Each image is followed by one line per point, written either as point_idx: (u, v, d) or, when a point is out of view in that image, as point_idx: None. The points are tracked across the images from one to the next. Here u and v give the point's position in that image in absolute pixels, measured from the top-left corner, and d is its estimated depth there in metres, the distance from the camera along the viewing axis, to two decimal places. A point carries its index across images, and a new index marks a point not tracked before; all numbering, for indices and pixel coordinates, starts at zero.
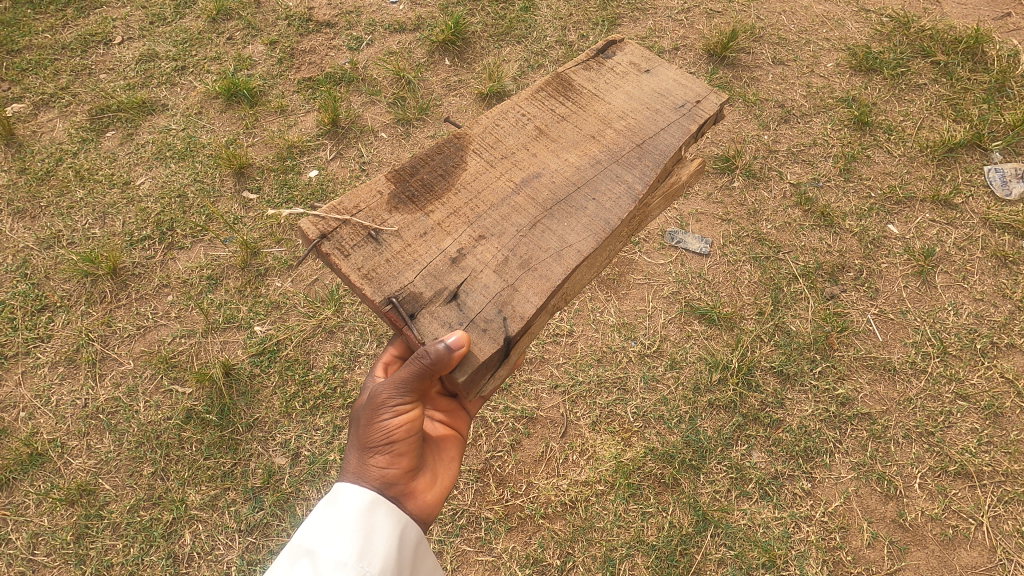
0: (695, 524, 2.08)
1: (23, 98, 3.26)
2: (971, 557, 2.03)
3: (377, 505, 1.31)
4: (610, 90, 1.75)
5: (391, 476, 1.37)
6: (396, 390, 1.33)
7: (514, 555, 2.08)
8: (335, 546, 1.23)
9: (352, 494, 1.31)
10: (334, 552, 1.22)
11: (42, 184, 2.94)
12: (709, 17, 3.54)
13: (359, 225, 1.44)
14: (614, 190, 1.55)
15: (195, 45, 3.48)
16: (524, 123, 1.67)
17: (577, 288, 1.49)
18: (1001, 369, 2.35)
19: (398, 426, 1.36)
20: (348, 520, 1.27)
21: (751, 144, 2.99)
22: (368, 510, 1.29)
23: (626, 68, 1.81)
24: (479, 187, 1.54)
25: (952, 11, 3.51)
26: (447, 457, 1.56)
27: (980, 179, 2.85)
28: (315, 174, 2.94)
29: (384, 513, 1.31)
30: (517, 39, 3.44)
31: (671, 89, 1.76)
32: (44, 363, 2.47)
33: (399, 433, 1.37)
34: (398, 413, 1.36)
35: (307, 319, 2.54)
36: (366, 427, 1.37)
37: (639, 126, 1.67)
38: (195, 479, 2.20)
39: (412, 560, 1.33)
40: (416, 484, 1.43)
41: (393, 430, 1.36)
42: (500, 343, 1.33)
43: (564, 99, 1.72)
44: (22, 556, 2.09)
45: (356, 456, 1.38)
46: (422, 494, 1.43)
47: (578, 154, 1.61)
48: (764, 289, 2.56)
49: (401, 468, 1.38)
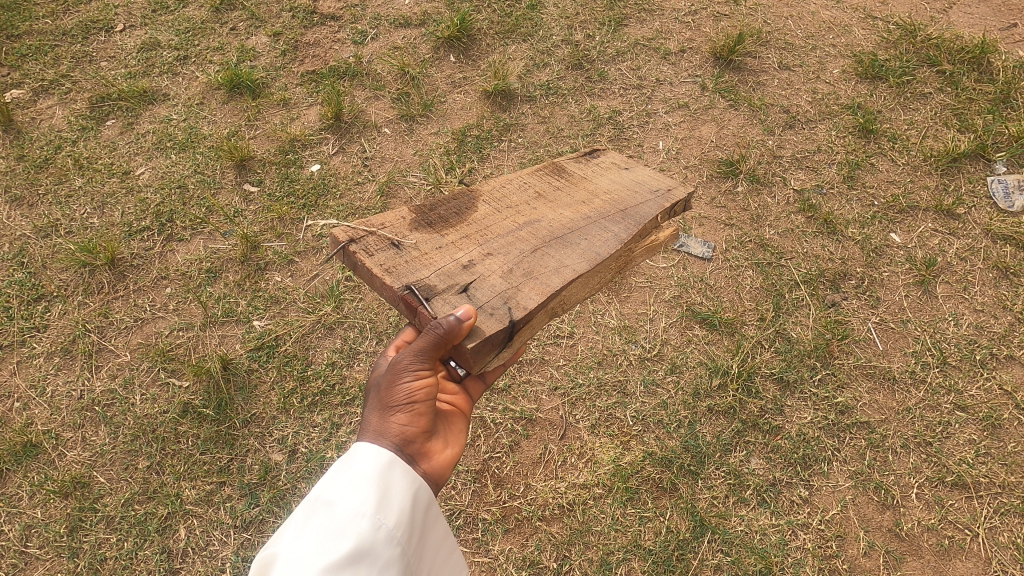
0: (693, 529, 2.08)
1: (22, 84, 3.23)
2: (966, 568, 2.03)
3: (393, 465, 1.27)
4: (597, 176, 1.82)
5: (410, 434, 1.35)
6: (413, 355, 1.34)
7: (511, 557, 2.07)
8: (351, 498, 1.19)
9: (369, 452, 1.27)
10: (352, 504, 1.17)
11: (41, 171, 2.91)
12: (716, 19, 3.52)
13: (384, 236, 1.51)
14: (602, 236, 1.59)
15: (198, 34, 3.44)
16: (525, 188, 1.73)
17: (573, 300, 1.52)
18: (1000, 380, 2.36)
19: (418, 388, 1.38)
20: (364, 475, 1.23)
21: (756, 149, 2.97)
22: (385, 467, 1.26)
23: (609, 164, 1.87)
24: (487, 222, 1.59)
25: (959, 20, 3.51)
26: (455, 428, 1.54)
27: (983, 190, 2.85)
28: (316, 169, 2.92)
29: (401, 473, 1.27)
30: (523, 37, 3.41)
31: (648, 179, 1.81)
32: (40, 353, 2.45)
33: (419, 395, 1.38)
34: (418, 376, 1.37)
35: (307, 314, 2.53)
36: (386, 389, 1.38)
37: (622, 200, 1.72)
38: (191, 474, 2.19)
39: (424, 523, 1.28)
40: (429, 445, 1.41)
41: (412, 393, 1.37)
42: (506, 324, 1.36)
43: (558, 177, 1.79)
44: (14, 548, 2.07)
45: (376, 415, 1.37)
46: (435, 456, 1.41)
47: (571, 211, 1.66)
48: (765, 296, 2.56)
49: (419, 427, 1.37)
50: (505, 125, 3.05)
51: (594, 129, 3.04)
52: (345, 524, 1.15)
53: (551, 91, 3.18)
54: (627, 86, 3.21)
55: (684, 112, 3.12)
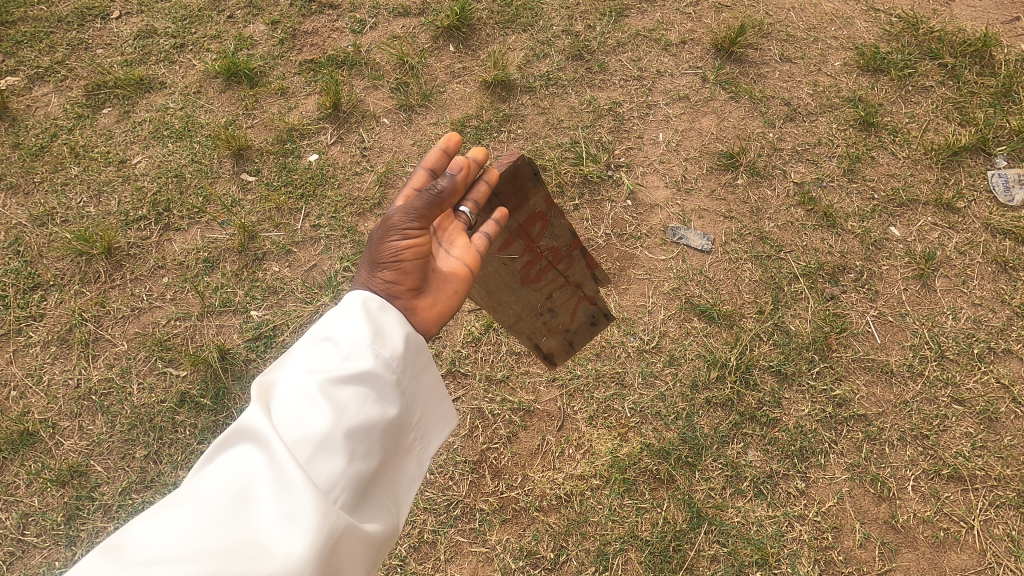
0: (690, 520, 2.10)
1: (18, 72, 3.20)
2: (961, 560, 2.06)
3: (386, 308, 1.30)
4: None
5: (396, 290, 1.40)
6: (402, 215, 1.45)
7: (508, 547, 2.10)
8: (349, 329, 1.22)
9: (363, 296, 1.31)
10: (350, 334, 1.21)
11: (36, 159, 2.89)
12: (717, 11, 3.44)
13: None
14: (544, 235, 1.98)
15: (195, 22, 3.39)
16: None
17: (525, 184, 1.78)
18: (997, 374, 2.36)
19: (406, 248, 1.43)
20: (359, 311, 1.26)
21: (756, 142, 2.96)
22: (378, 308, 1.29)
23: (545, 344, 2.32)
24: None
25: (961, 13, 3.46)
26: (451, 286, 1.52)
27: (983, 183, 2.84)
28: (315, 158, 2.90)
29: (394, 315, 1.30)
30: (523, 26, 3.36)
31: None
32: (36, 342, 2.44)
33: (407, 254, 1.43)
34: (407, 237, 1.45)
35: (304, 305, 2.51)
36: (376, 248, 1.44)
37: None
38: (189, 463, 2.20)
39: (419, 368, 1.30)
40: (418, 302, 1.44)
41: (400, 251, 1.42)
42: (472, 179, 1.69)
43: None
44: (11, 536, 2.10)
45: (366, 273, 1.43)
46: (423, 311, 1.43)
47: None
48: (764, 288, 2.55)
49: (405, 285, 1.41)
50: (504, 116, 3.03)
51: (594, 120, 3.02)
52: (346, 352, 1.19)
53: (551, 81, 3.16)
54: (628, 78, 3.18)
55: (685, 104, 3.10)
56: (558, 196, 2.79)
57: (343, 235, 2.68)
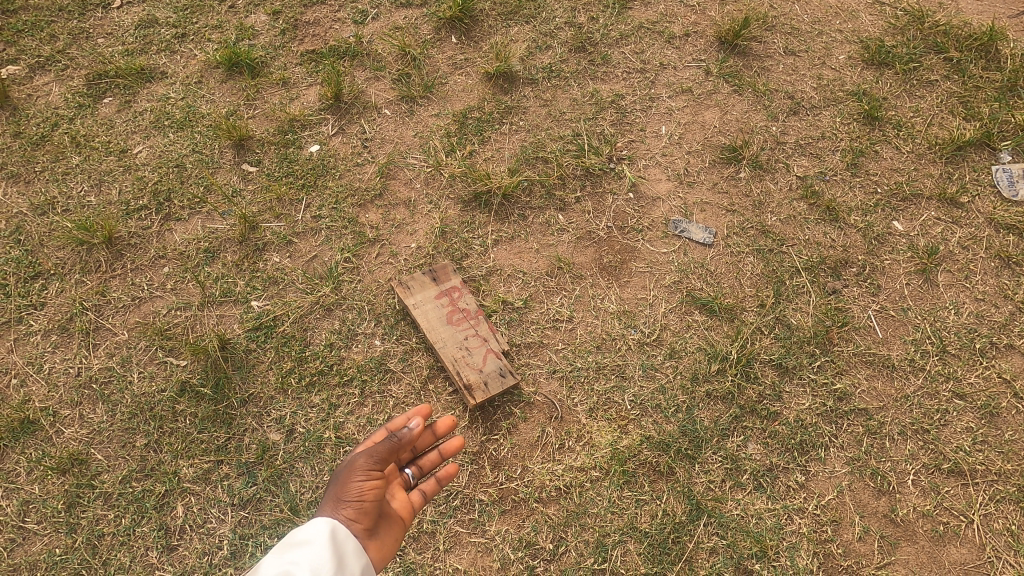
0: (689, 512, 2.11)
1: (18, 60, 3.18)
2: (960, 554, 2.08)
3: (338, 530, 1.64)
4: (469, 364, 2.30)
5: (354, 529, 1.69)
6: (368, 458, 1.77)
7: (507, 538, 2.12)
8: (311, 557, 1.54)
9: (320, 525, 1.64)
10: (311, 563, 1.53)
11: (37, 149, 2.88)
12: (722, 3, 3.39)
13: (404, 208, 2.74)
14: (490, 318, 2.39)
15: (196, 12, 3.33)
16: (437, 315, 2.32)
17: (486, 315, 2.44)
18: (999, 369, 2.36)
19: (368, 490, 1.74)
20: (319, 541, 1.59)
21: (759, 135, 2.95)
22: (331, 533, 1.62)
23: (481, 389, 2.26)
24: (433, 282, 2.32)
25: (968, 7, 3.41)
26: (395, 531, 1.81)
27: (987, 178, 2.83)
28: (316, 150, 2.89)
29: (348, 539, 1.64)
30: (526, 18, 3.31)
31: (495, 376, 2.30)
32: (37, 331, 2.44)
33: (368, 495, 1.74)
34: (368, 478, 1.76)
35: (305, 295, 2.51)
36: (341, 487, 1.74)
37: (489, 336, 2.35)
38: (189, 452, 2.21)
39: None
40: (371, 543, 1.72)
41: (362, 491, 1.74)
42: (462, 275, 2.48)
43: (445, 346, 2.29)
44: (12, 523, 2.11)
45: (330, 506, 1.72)
46: (375, 551, 1.72)
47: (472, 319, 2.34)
48: (766, 282, 2.55)
49: (362, 525, 1.71)
50: (506, 108, 3.01)
51: (596, 112, 3.01)
52: None
53: (554, 74, 3.14)
54: (630, 70, 3.16)
55: (688, 97, 3.08)
56: (560, 188, 2.78)
57: (344, 226, 2.67)
